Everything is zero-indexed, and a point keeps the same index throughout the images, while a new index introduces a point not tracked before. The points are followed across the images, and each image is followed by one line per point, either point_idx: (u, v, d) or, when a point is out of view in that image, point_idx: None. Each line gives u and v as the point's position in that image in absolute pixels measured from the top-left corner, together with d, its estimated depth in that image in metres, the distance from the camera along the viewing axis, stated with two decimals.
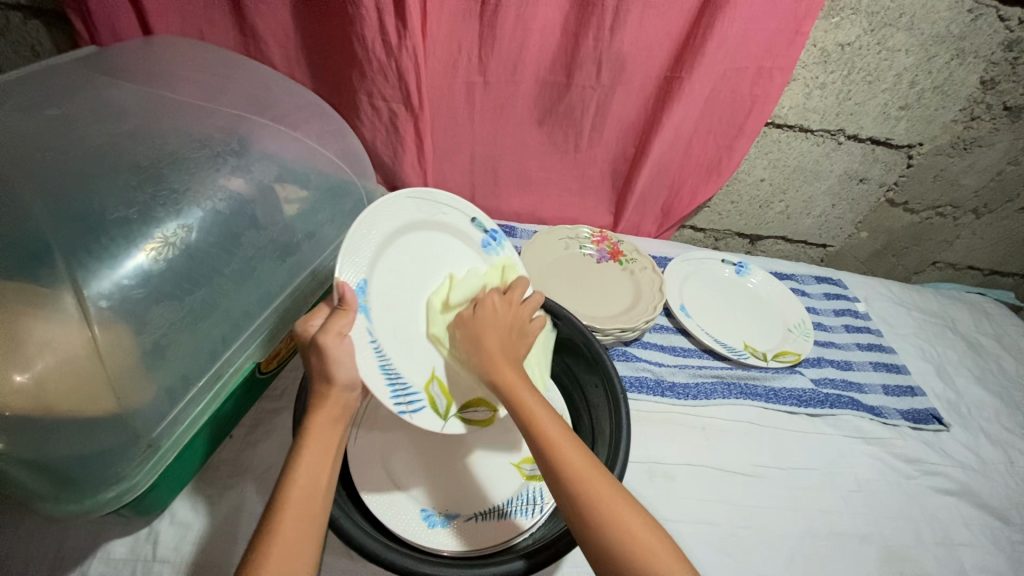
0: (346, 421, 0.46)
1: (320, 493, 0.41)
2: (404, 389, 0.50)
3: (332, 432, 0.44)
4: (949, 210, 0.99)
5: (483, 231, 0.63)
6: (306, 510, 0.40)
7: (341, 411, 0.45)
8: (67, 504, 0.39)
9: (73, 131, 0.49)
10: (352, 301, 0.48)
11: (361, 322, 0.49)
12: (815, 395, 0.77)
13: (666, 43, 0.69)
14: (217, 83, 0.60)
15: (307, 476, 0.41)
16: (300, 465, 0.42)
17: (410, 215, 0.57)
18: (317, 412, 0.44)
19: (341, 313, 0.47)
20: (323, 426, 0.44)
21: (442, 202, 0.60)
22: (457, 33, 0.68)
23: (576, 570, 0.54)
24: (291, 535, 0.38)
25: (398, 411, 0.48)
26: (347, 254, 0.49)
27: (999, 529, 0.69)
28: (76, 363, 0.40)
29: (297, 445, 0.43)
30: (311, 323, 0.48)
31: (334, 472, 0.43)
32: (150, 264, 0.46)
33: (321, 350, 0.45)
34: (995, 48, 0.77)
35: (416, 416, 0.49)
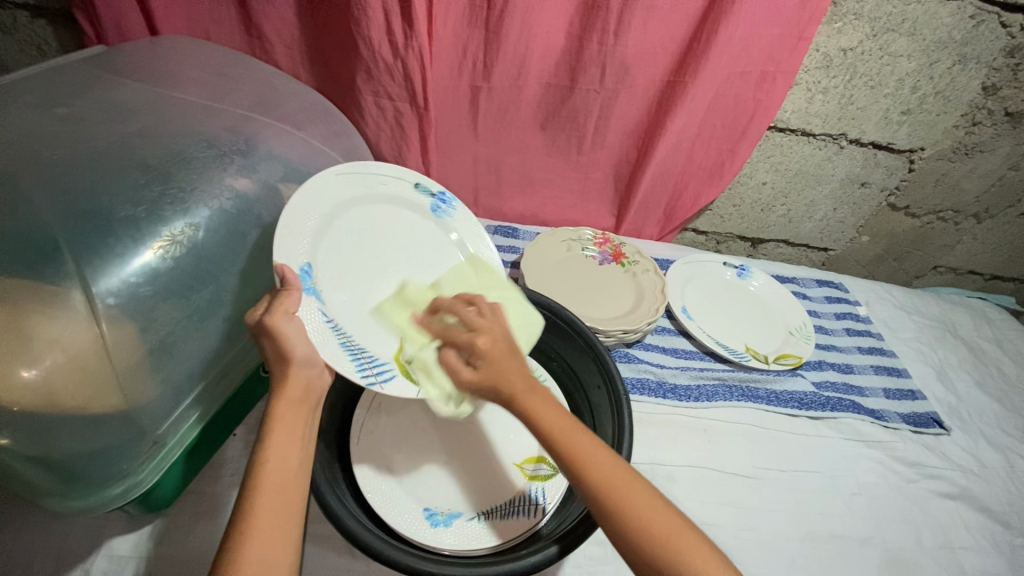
0: (311, 403, 0.45)
1: (293, 475, 0.40)
2: (369, 360, 0.50)
3: (297, 415, 0.43)
4: (950, 215, 1.00)
5: (430, 196, 0.62)
6: (283, 495, 0.39)
7: (304, 393, 0.44)
8: (73, 500, 0.41)
9: (81, 129, 0.49)
10: (294, 280, 0.47)
11: (309, 304, 0.49)
12: (817, 399, 0.77)
13: (670, 47, 0.70)
14: (223, 83, 0.60)
15: (278, 459, 0.40)
16: (269, 449, 0.40)
17: (353, 193, 0.56)
18: (280, 394, 0.43)
19: (286, 294, 0.46)
20: (287, 408, 0.42)
21: (379, 174, 0.59)
22: (462, 35, 0.69)
23: (578, 571, 0.54)
24: (267, 524, 0.37)
25: (366, 383, 0.48)
26: (284, 237, 0.48)
27: (999, 533, 0.69)
28: (85, 361, 0.40)
29: (263, 431, 0.41)
30: (255, 310, 0.45)
31: (305, 453, 0.42)
32: (158, 262, 0.46)
33: (271, 333, 0.43)
34: (997, 54, 0.77)
35: (386, 386, 0.50)
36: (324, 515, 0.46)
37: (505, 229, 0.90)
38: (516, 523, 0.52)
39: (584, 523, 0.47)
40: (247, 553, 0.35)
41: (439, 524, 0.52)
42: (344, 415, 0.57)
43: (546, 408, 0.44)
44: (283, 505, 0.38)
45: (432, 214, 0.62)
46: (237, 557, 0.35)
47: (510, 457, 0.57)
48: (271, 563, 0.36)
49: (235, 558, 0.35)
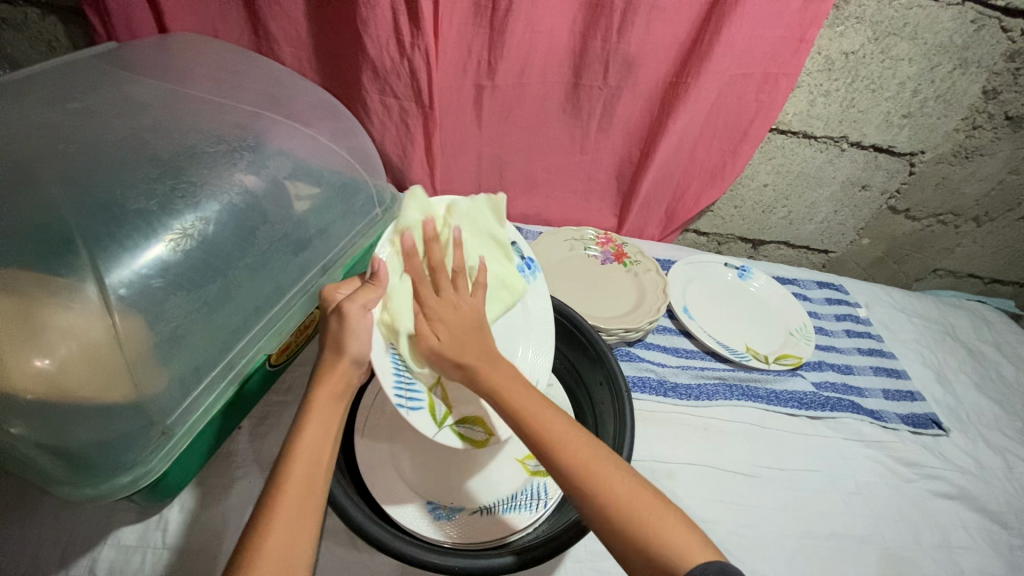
0: (348, 395, 0.48)
1: (320, 463, 0.43)
2: (409, 384, 0.50)
3: (334, 406, 0.46)
4: (950, 219, 1.00)
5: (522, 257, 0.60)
6: (309, 481, 0.41)
7: (344, 384, 0.48)
8: (85, 487, 0.41)
9: (94, 123, 0.50)
10: (382, 278, 0.51)
11: (385, 304, 0.52)
12: (816, 398, 0.78)
13: (674, 47, 0.71)
14: (233, 81, 0.61)
15: (308, 447, 0.43)
16: (302, 435, 0.44)
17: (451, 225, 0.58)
18: (320, 384, 0.47)
19: (370, 288, 0.50)
20: (327, 399, 0.46)
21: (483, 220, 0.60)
22: (468, 35, 0.69)
23: (579, 565, 0.54)
24: (293, 504, 0.40)
25: (396, 402, 0.48)
26: (387, 241, 0.54)
27: (997, 534, 0.70)
28: (97, 350, 0.41)
29: (302, 418, 0.45)
30: (337, 293, 0.51)
31: (335, 444, 0.45)
32: (168, 254, 0.47)
33: (342, 317, 0.48)
34: (998, 58, 0.78)
35: (411, 414, 0.49)
36: (330, 506, 0.47)
37: None
38: (518, 517, 0.53)
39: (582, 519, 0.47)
40: (271, 536, 0.38)
41: (441, 518, 0.52)
42: (348, 407, 0.58)
43: (521, 395, 0.46)
44: (307, 491, 0.41)
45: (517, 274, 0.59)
46: (262, 534, 0.38)
47: (513, 453, 0.58)
48: (294, 547, 0.38)
49: (259, 541, 0.37)
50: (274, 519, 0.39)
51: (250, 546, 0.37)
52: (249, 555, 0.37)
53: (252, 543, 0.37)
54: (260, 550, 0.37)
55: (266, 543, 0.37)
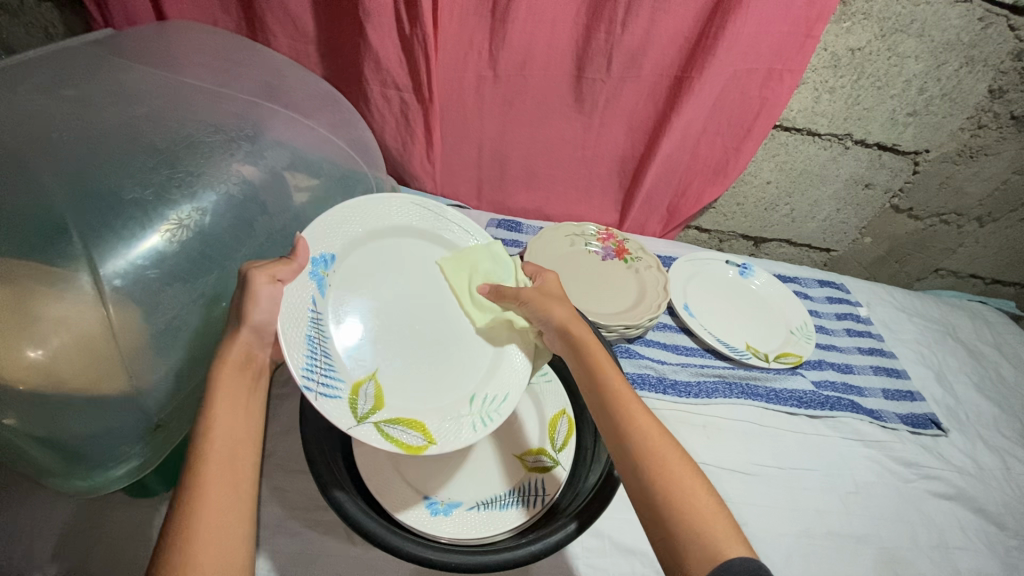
0: (254, 370, 0.44)
1: (242, 440, 0.40)
2: (322, 368, 0.44)
3: (242, 381, 0.42)
4: (953, 218, 1.00)
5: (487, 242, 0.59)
6: (231, 465, 0.38)
7: (244, 360, 0.43)
8: (77, 479, 0.41)
9: (89, 111, 0.49)
10: (302, 253, 0.46)
11: (304, 286, 0.46)
12: (815, 397, 0.78)
13: (679, 40, 0.70)
14: (231, 70, 0.60)
15: (221, 430, 0.39)
16: (213, 418, 0.39)
17: (405, 221, 0.55)
18: (219, 365, 0.42)
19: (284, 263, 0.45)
20: (230, 375, 0.42)
21: (448, 216, 0.58)
22: (470, 26, 0.69)
23: (575, 562, 0.54)
24: (218, 494, 0.36)
25: (304, 386, 0.42)
26: (331, 220, 0.49)
27: (994, 535, 0.70)
28: (90, 341, 0.40)
29: (206, 400, 0.40)
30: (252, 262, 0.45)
31: (253, 419, 0.41)
32: (164, 245, 0.46)
33: (247, 287, 0.43)
34: (1005, 57, 0.77)
35: (322, 398, 0.43)
36: (326, 501, 0.46)
37: (508, 223, 0.90)
38: (516, 514, 0.52)
39: (586, 512, 0.48)
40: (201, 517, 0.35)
41: (439, 513, 0.51)
42: None
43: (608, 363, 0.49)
44: (233, 475, 0.38)
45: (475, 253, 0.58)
46: (186, 530, 0.34)
47: (510, 448, 0.58)
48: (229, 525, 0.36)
49: (188, 525, 0.34)
50: (201, 502, 0.36)
51: (176, 538, 0.34)
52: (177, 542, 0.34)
53: (174, 541, 0.34)
54: (187, 545, 0.34)
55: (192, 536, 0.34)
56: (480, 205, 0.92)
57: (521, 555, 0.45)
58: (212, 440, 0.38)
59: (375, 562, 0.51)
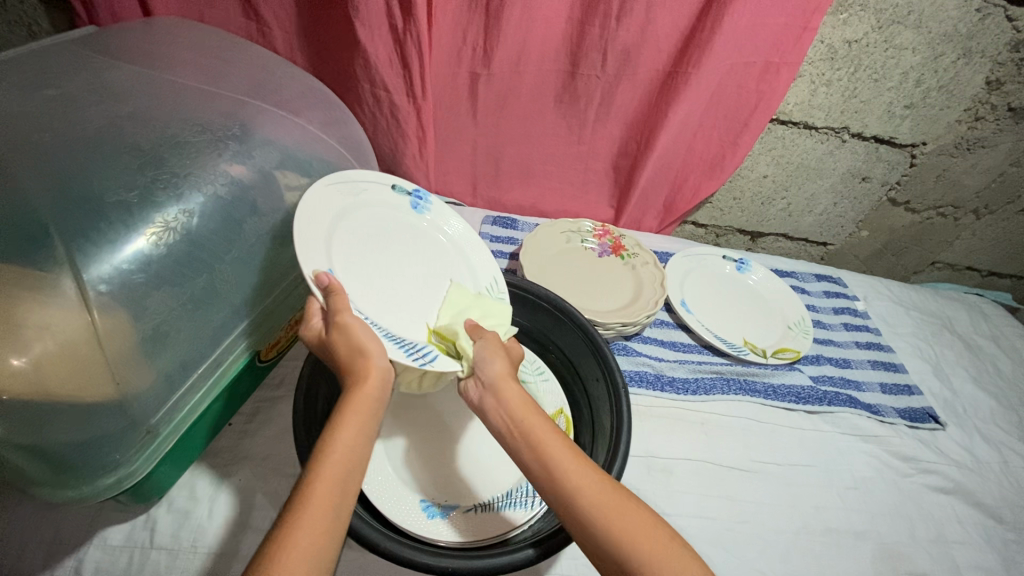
0: (384, 396, 0.43)
1: (354, 468, 0.38)
2: (413, 348, 0.50)
3: (371, 410, 0.41)
4: (950, 211, 0.99)
5: (406, 194, 0.62)
6: (340, 489, 0.37)
7: (379, 385, 0.42)
8: (66, 489, 0.40)
9: (73, 112, 0.47)
10: (338, 283, 0.45)
11: (352, 305, 0.47)
12: (814, 393, 0.77)
13: (673, 34, 0.69)
14: (218, 67, 0.59)
15: (342, 450, 0.38)
16: (337, 437, 0.39)
17: (342, 203, 0.54)
18: (356, 387, 0.41)
19: (336, 296, 0.44)
20: (363, 402, 0.41)
21: (359, 179, 0.57)
22: (463, 22, 0.67)
23: (574, 562, 0.54)
24: (323, 515, 0.35)
25: (421, 364, 0.48)
26: (306, 239, 0.47)
27: (992, 528, 0.70)
28: (75, 348, 0.40)
29: (337, 418, 0.40)
30: (312, 317, 0.44)
31: (370, 448, 0.40)
32: (150, 248, 0.45)
33: (339, 330, 0.43)
34: (1002, 48, 0.76)
35: (436, 364, 0.50)
36: None
37: (503, 220, 0.89)
38: (514, 515, 0.52)
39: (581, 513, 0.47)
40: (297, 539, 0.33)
41: (436, 515, 0.51)
42: None
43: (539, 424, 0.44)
44: (339, 501, 0.36)
45: (413, 211, 0.62)
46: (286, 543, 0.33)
47: None
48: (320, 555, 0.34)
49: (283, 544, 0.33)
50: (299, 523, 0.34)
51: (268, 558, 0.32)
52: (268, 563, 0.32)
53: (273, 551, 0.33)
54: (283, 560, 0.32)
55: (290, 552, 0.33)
56: (475, 202, 0.92)
57: (525, 556, 0.45)
58: (330, 455, 0.37)
59: (373, 566, 0.51)
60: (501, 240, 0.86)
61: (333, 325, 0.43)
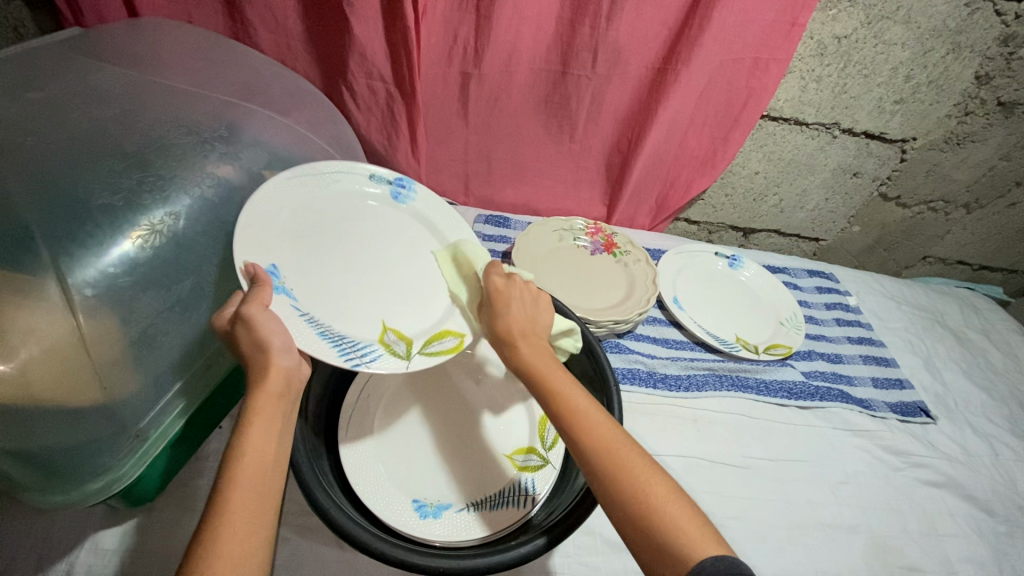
0: (289, 397, 0.42)
1: (267, 471, 0.38)
2: (353, 347, 0.48)
3: (277, 409, 0.41)
4: (941, 205, 1.00)
5: (387, 182, 0.60)
6: (257, 495, 0.36)
7: (284, 383, 0.42)
8: (54, 494, 0.40)
9: (56, 115, 0.47)
10: (266, 278, 0.45)
11: (281, 301, 0.46)
12: (805, 388, 0.78)
13: (663, 32, 0.69)
14: (204, 68, 0.58)
15: (254, 451, 0.38)
16: (247, 440, 0.38)
17: (306, 197, 0.54)
18: (258, 391, 0.40)
19: (259, 289, 0.43)
20: (268, 403, 0.40)
21: (331, 171, 0.57)
22: (452, 21, 0.67)
23: (567, 560, 0.54)
24: (246, 516, 0.35)
25: (353, 365, 0.45)
26: (248, 240, 0.47)
27: (983, 521, 0.70)
28: (62, 353, 0.39)
29: (242, 425, 0.39)
30: (225, 310, 0.44)
31: (282, 446, 0.40)
32: (136, 252, 0.45)
33: (247, 324, 0.41)
34: (990, 43, 0.77)
35: (373, 365, 0.47)
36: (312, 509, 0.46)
37: (496, 219, 0.89)
38: (506, 514, 0.52)
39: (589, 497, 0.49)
40: (220, 547, 0.33)
41: (428, 516, 0.51)
42: (333, 407, 0.57)
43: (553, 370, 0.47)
44: (258, 504, 0.36)
45: (392, 201, 0.60)
46: (211, 549, 0.33)
47: (499, 448, 0.57)
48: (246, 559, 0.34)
49: (206, 554, 0.33)
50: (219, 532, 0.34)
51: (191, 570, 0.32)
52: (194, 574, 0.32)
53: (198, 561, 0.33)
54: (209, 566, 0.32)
55: (215, 555, 0.33)
56: (467, 201, 0.92)
57: (525, 551, 0.46)
58: (243, 462, 0.37)
59: (365, 566, 0.51)
60: (493, 238, 0.86)
61: (242, 317, 0.42)
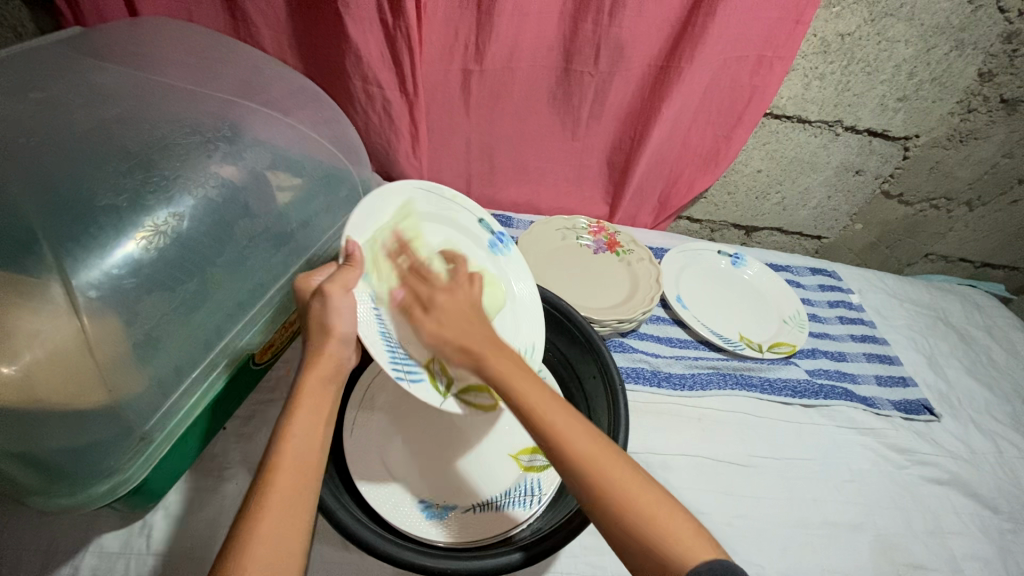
0: (338, 381, 0.46)
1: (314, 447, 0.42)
2: (403, 361, 0.47)
3: (324, 390, 0.45)
4: (943, 203, 1.00)
5: (490, 232, 0.61)
6: (301, 469, 0.40)
7: (333, 369, 0.46)
8: (60, 496, 0.40)
9: (59, 115, 0.47)
10: (359, 260, 0.47)
11: (362, 289, 0.48)
12: (810, 386, 0.78)
13: (666, 29, 0.69)
14: (208, 67, 0.58)
15: (301, 429, 0.42)
16: (294, 418, 0.42)
17: (417, 206, 0.55)
18: (310, 370, 0.45)
19: (349, 270, 0.46)
20: (316, 384, 0.44)
21: (451, 200, 0.59)
22: (453, 18, 0.67)
23: (573, 560, 0.54)
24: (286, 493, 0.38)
25: (396, 376, 0.45)
26: (365, 217, 0.50)
27: (988, 519, 0.70)
28: (66, 356, 0.39)
29: (292, 403, 0.43)
30: (312, 278, 0.48)
31: (328, 432, 0.43)
32: (141, 253, 0.45)
33: (325, 299, 0.45)
34: (994, 40, 0.77)
35: (413, 386, 0.46)
36: (318, 509, 0.46)
37: (498, 218, 0.89)
38: (511, 515, 0.51)
39: (578, 517, 0.47)
40: (268, 511, 0.37)
41: (433, 517, 0.51)
42: (337, 407, 0.57)
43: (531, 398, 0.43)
44: (301, 475, 0.39)
45: (489, 248, 0.60)
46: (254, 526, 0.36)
47: (505, 449, 0.57)
48: (290, 523, 0.37)
49: (257, 517, 0.36)
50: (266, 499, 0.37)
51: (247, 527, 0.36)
52: (247, 531, 0.36)
53: (243, 535, 0.36)
54: (251, 542, 0.35)
55: (259, 534, 0.36)
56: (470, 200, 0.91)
57: (513, 559, 0.45)
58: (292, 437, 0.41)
59: (370, 567, 0.50)
60: None
61: (322, 293, 0.45)
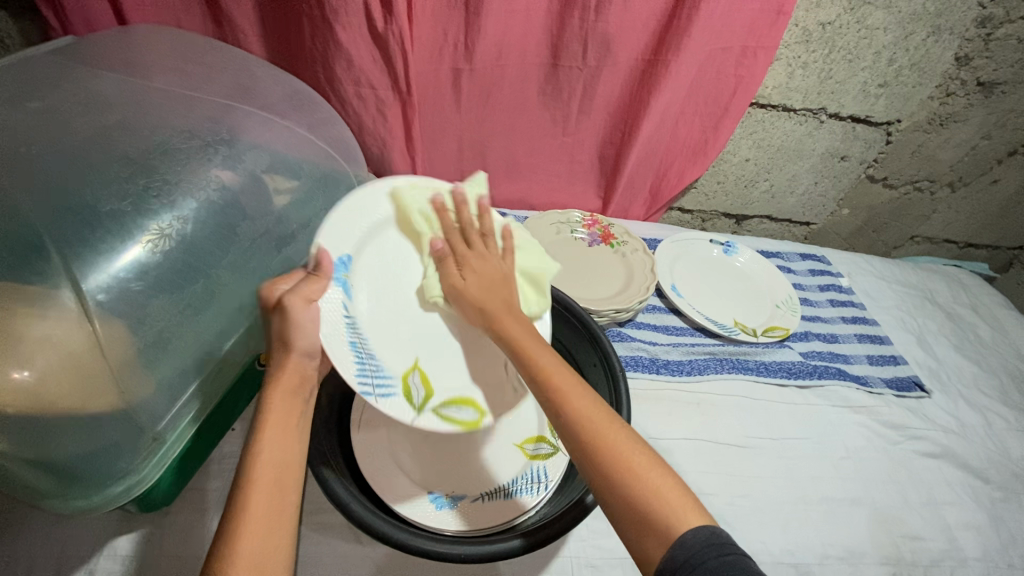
0: (304, 391, 0.46)
1: (287, 464, 0.41)
2: (373, 371, 0.49)
3: (292, 403, 0.44)
4: (926, 185, 1.02)
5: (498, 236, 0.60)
6: (277, 488, 0.39)
7: (298, 381, 0.45)
8: (78, 498, 0.40)
9: (58, 124, 0.47)
10: (326, 268, 0.48)
11: (334, 293, 0.49)
12: (804, 367, 0.80)
13: (651, 24, 0.70)
14: (201, 73, 0.58)
15: (271, 449, 0.41)
16: (262, 438, 0.41)
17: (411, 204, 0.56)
18: (273, 387, 0.44)
19: (312, 281, 0.47)
20: (283, 397, 0.44)
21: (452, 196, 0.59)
22: (442, 19, 0.68)
23: (581, 544, 0.55)
24: (263, 510, 0.38)
25: (363, 391, 0.47)
26: (335, 227, 0.50)
27: (980, 488, 0.72)
28: (78, 357, 0.39)
29: (257, 423, 0.42)
30: (275, 288, 0.47)
31: (299, 445, 0.43)
32: (146, 256, 0.46)
33: (286, 311, 0.45)
34: (969, 24, 0.79)
35: (381, 401, 0.48)
36: (331, 502, 0.47)
37: None
38: (519, 502, 0.53)
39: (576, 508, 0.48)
40: (244, 538, 0.36)
41: (444, 506, 0.52)
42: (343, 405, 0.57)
43: (532, 342, 0.48)
44: (276, 494, 0.39)
45: None
46: (228, 559, 0.35)
47: (511, 438, 0.58)
48: (269, 545, 0.37)
49: (231, 547, 0.36)
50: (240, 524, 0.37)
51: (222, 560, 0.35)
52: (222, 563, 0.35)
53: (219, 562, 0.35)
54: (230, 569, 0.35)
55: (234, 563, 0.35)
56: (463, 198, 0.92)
57: (513, 546, 0.45)
58: (262, 456, 0.40)
59: (382, 559, 0.51)
60: None
61: (283, 305, 0.45)
